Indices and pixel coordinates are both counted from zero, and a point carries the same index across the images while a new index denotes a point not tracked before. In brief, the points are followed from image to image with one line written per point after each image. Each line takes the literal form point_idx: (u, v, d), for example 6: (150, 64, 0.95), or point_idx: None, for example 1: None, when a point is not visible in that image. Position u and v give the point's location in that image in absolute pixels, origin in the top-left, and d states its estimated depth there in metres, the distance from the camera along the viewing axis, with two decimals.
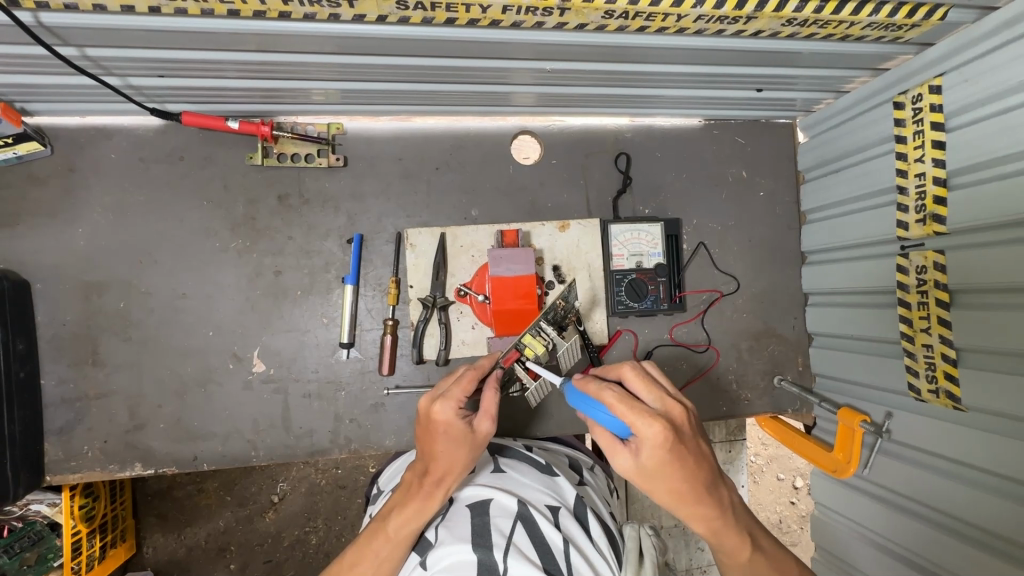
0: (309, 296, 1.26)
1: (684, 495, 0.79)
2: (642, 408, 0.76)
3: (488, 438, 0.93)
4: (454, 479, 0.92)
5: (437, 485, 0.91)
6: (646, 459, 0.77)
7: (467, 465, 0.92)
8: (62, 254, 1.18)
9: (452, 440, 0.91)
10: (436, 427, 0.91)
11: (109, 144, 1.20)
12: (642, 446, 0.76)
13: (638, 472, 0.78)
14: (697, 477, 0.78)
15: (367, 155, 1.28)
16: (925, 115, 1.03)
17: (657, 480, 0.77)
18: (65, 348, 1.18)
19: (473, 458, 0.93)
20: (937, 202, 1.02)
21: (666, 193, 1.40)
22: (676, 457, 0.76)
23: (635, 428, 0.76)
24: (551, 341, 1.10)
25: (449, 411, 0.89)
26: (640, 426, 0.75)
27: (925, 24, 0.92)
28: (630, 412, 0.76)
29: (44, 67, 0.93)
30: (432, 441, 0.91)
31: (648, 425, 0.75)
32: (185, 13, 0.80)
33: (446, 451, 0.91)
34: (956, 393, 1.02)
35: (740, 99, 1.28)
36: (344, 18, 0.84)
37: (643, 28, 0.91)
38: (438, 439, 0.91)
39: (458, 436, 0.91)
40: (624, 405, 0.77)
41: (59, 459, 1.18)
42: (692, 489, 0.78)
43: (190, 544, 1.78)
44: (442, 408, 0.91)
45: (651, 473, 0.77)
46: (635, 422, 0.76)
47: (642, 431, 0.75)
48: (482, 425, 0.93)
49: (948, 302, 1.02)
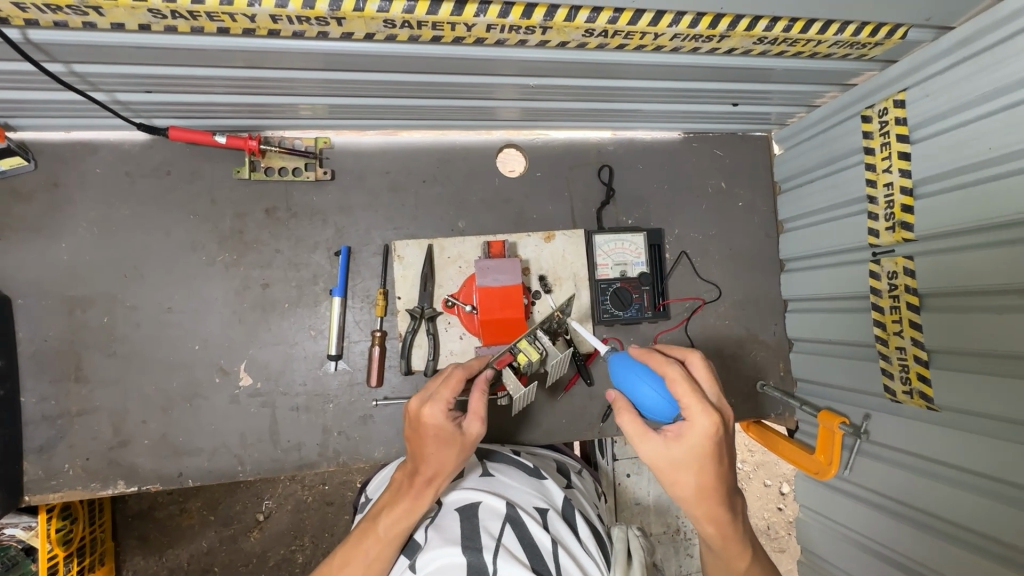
0: (296, 308, 1.26)
1: (706, 492, 0.82)
2: (701, 397, 0.80)
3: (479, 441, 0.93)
4: (444, 481, 0.93)
5: (428, 484, 0.92)
6: (686, 448, 0.80)
7: (456, 467, 0.93)
8: (45, 269, 1.17)
9: (440, 440, 0.91)
10: (427, 430, 0.91)
11: (94, 159, 1.20)
12: (688, 433, 0.80)
13: (671, 457, 0.81)
14: (723, 476, 0.83)
15: (354, 168, 1.30)
16: (891, 128, 1.08)
17: (687, 471, 0.81)
18: (46, 364, 1.17)
19: (461, 460, 0.93)
20: (905, 210, 1.07)
21: (649, 203, 1.44)
22: (716, 454, 0.80)
23: (688, 414, 0.80)
24: (544, 349, 1.09)
25: (439, 414, 0.89)
26: (695, 415, 0.79)
27: (888, 43, 0.98)
28: (690, 397, 0.80)
29: (31, 83, 0.93)
30: (421, 442, 0.92)
31: (704, 416, 0.79)
32: (174, 30, 0.81)
33: (435, 453, 0.91)
34: (929, 393, 1.06)
35: (716, 113, 1.32)
36: (332, 36, 0.86)
37: (622, 46, 0.95)
38: (428, 441, 0.91)
39: (448, 438, 0.91)
40: (686, 387, 0.81)
41: (39, 478, 1.15)
42: (715, 491, 0.82)
43: (172, 566, 1.74)
44: (433, 410, 0.90)
45: (680, 460, 0.80)
46: (692, 408, 0.80)
47: (695, 420, 0.79)
48: (473, 427, 0.93)
49: (918, 306, 1.06)
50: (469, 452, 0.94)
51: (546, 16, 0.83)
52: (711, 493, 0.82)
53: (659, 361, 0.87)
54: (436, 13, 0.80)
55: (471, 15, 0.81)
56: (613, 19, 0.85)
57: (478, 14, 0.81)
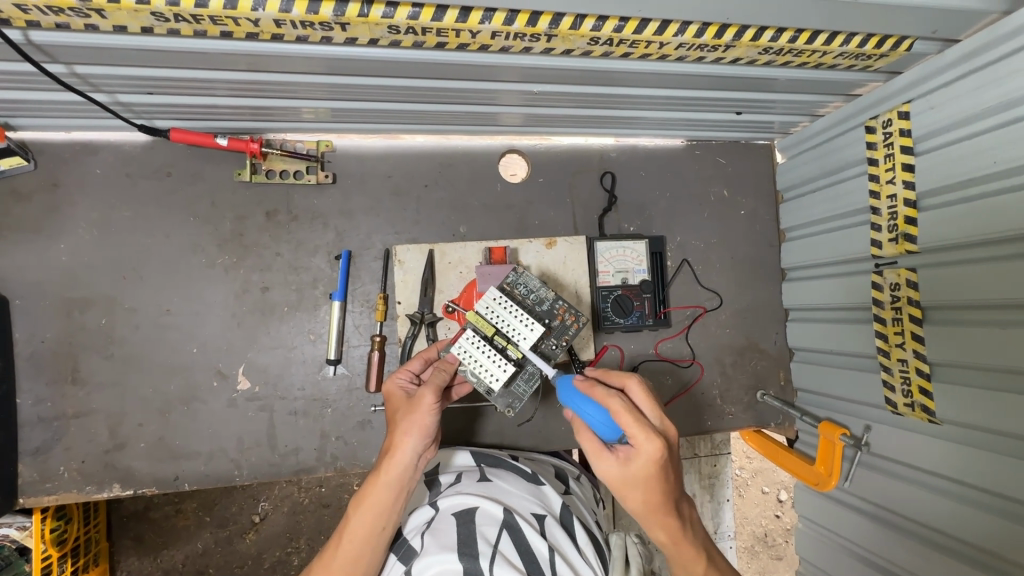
0: (296, 312, 1.25)
1: (656, 506, 0.83)
2: (645, 423, 0.81)
3: (426, 405, 0.93)
4: (400, 457, 0.93)
5: (385, 461, 0.92)
6: (631, 468, 0.81)
7: (409, 439, 0.93)
8: (44, 270, 1.16)
9: (399, 409, 0.99)
10: (395, 403, 1.02)
11: (95, 159, 1.19)
12: (632, 454, 0.81)
13: (618, 476, 0.83)
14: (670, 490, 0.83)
15: (356, 172, 1.29)
16: (895, 139, 1.08)
17: (633, 487, 0.82)
18: (43, 365, 1.16)
19: (416, 431, 0.94)
20: (908, 222, 1.07)
21: (651, 210, 1.44)
22: (662, 472, 0.81)
23: (633, 440, 0.81)
24: (490, 309, 1.04)
25: (393, 382, 1.05)
26: (641, 439, 0.80)
27: (893, 54, 0.97)
28: (633, 423, 0.80)
29: (33, 83, 0.93)
30: (391, 418, 1.01)
31: (648, 440, 0.80)
32: (178, 33, 0.81)
33: (395, 422, 0.97)
34: (931, 406, 1.05)
35: (720, 121, 1.32)
36: (336, 41, 0.85)
37: (627, 54, 0.95)
38: (394, 413, 1.00)
39: (406, 406, 0.98)
40: (629, 417, 0.81)
41: (34, 480, 1.14)
42: (663, 504, 0.83)
43: (166, 567, 1.73)
44: (398, 381, 1.05)
45: (627, 478, 0.82)
46: (637, 435, 0.80)
47: (640, 442, 0.80)
48: (422, 392, 0.96)
49: (921, 318, 1.06)
50: (422, 421, 0.94)
51: (552, 24, 0.82)
52: (660, 505, 0.83)
53: (601, 395, 0.86)
54: (441, 19, 0.80)
55: (476, 22, 0.81)
56: (619, 27, 0.85)
57: (483, 22, 0.81)
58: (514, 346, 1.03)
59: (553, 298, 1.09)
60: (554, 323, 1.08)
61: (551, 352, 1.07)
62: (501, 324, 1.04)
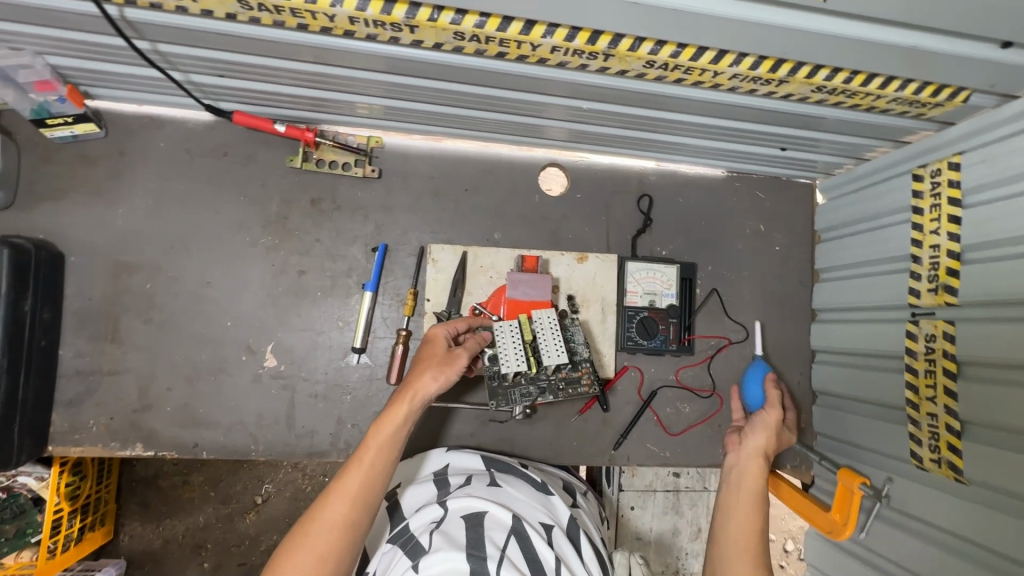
0: (328, 298, 1.29)
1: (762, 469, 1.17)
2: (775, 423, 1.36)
3: (462, 363, 1.09)
4: (422, 395, 1.05)
5: (408, 396, 1.03)
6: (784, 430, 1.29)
7: (435, 382, 1.06)
8: (100, 231, 1.23)
9: (430, 356, 1.10)
10: (427, 347, 1.12)
11: (160, 133, 1.25)
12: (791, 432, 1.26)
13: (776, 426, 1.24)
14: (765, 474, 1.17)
15: (401, 169, 1.33)
16: (943, 190, 1.07)
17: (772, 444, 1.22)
18: (87, 322, 1.21)
19: (443, 380, 1.07)
20: (950, 274, 1.05)
21: (685, 237, 1.44)
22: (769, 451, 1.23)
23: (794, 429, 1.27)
24: (540, 325, 1.19)
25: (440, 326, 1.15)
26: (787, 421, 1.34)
27: (948, 104, 0.97)
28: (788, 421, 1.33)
29: (119, 57, 0.99)
30: (419, 357, 1.11)
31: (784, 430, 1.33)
32: (259, 22, 0.86)
33: (424, 365, 1.08)
34: (959, 464, 1.02)
35: (763, 155, 1.33)
36: (403, 42, 0.89)
37: (681, 80, 0.96)
38: (424, 355, 1.11)
39: (436, 355, 1.10)
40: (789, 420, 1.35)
41: (64, 430, 1.19)
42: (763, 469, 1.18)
43: (167, 535, 1.77)
44: (440, 331, 1.15)
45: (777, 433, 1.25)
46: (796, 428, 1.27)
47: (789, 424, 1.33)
48: (461, 353, 1.11)
49: (955, 373, 1.03)
50: (451, 374, 1.08)
51: (610, 44, 0.85)
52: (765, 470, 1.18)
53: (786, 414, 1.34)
54: (506, 30, 0.83)
55: (538, 35, 0.84)
56: (676, 53, 0.87)
57: (545, 36, 0.84)
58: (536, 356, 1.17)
59: (587, 359, 1.25)
60: (572, 373, 1.23)
61: (553, 391, 1.21)
62: (541, 339, 1.18)
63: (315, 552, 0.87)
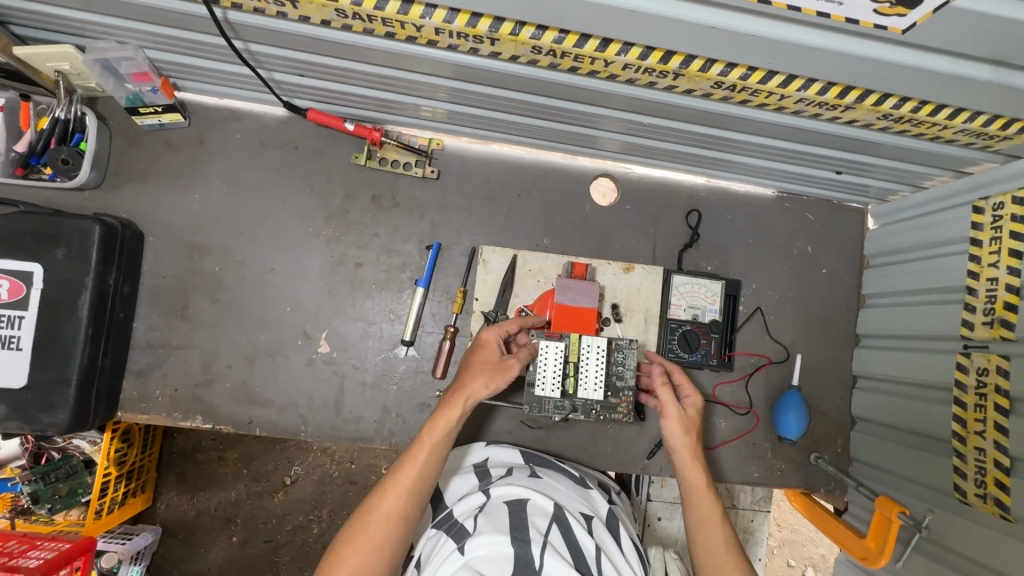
0: (382, 291, 1.34)
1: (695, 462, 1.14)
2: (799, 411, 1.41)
3: (514, 374, 1.11)
4: (473, 398, 1.07)
5: (460, 399, 1.05)
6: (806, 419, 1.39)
7: (487, 388, 1.08)
8: (177, 213, 1.31)
9: (483, 360, 1.12)
10: (481, 350, 1.14)
11: (238, 125, 1.33)
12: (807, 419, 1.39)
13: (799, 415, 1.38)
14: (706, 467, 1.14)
15: (458, 172, 1.38)
16: (1004, 224, 1.06)
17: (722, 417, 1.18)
18: (160, 298, 1.29)
19: (493, 387, 1.09)
20: (1007, 307, 1.05)
21: (731, 254, 1.45)
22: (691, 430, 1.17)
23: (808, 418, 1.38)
24: (586, 349, 1.22)
25: (495, 330, 1.16)
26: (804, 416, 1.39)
27: (1018, 138, 0.97)
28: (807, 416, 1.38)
29: (214, 53, 1.07)
30: (472, 359, 1.13)
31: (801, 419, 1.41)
32: (350, 29, 0.92)
33: (477, 369, 1.10)
34: (1005, 501, 1.01)
35: (816, 178, 1.33)
36: (480, 53, 0.94)
37: (746, 101, 0.98)
38: (478, 359, 1.13)
39: (490, 360, 1.12)
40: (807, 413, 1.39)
41: (132, 398, 1.27)
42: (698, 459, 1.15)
43: (200, 508, 1.85)
44: (495, 335, 1.16)
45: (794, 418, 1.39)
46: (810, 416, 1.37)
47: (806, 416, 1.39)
48: (513, 362, 1.13)
49: (1007, 409, 1.02)
50: (501, 383, 1.10)
51: (682, 64, 0.88)
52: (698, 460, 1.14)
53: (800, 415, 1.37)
54: (582, 47, 0.87)
55: (613, 53, 0.87)
56: (745, 76, 0.89)
57: (619, 54, 0.88)
58: (574, 382, 1.21)
59: (630, 388, 1.24)
60: (610, 398, 1.24)
61: (587, 412, 1.23)
62: (583, 366, 1.22)
63: (372, 542, 0.93)
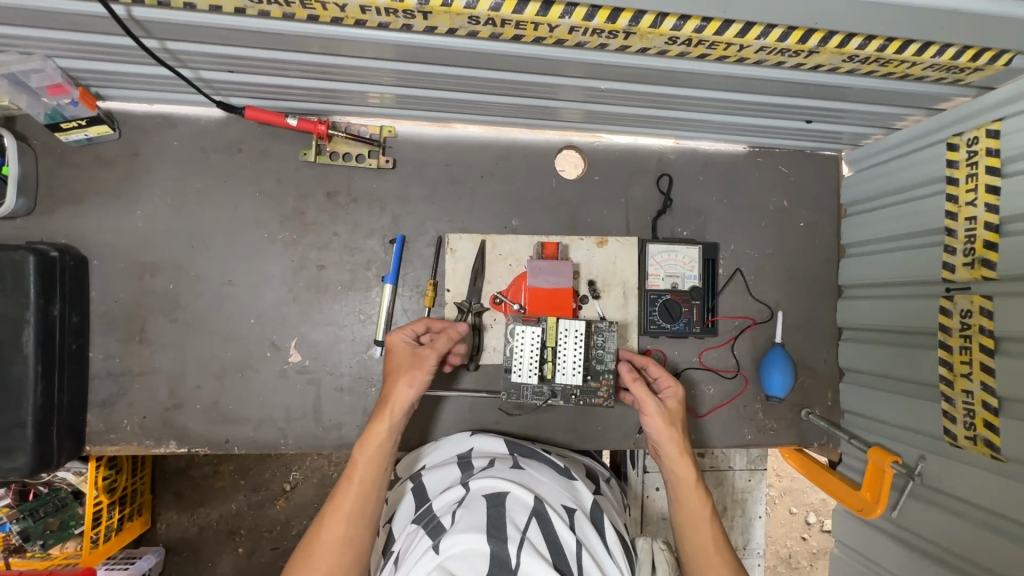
0: (348, 292, 1.29)
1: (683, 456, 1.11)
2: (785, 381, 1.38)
3: (430, 365, 1.08)
4: (399, 405, 1.06)
5: (387, 410, 1.05)
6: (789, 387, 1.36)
7: (409, 389, 1.07)
8: (121, 233, 1.23)
9: (399, 364, 1.10)
10: (393, 357, 1.12)
11: (173, 132, 1.25)
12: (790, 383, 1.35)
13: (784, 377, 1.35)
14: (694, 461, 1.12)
15: (415, 158, 1.31)
16: (980, 159, 1.03)
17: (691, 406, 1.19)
18: (114, 323, 1.23)
19: (415, 386, 1.07)
20: (987, 246, 1.02)
21: (706, 216, 1.41)
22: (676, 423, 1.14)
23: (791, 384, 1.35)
24: (564, 332, 1.18)
25: (404, 333, 1.14)
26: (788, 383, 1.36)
27: (989, 68, 0.92)
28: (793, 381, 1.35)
29: (128, 57, 0.98)
30: (390, 368, 1.11)
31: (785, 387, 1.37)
32: (267, 15, 0.84)
33: (397, 375, 1.09)
34: (996, 441, 1.00)
35: (787, 129, 1.28)
36: (415, 29, 0.86)
37: (704, 55, 0.92)
38: (395, 366, 1.11)
39: (406, 362, 1.10)
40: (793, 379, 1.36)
41: (100, 430, 1.22)
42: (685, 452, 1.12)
43: (202, 523, 1.82)
44: (401, 337, 1.14)
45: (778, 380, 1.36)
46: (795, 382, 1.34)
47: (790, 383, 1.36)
48: (429, 353, 1.10)
49: (993, 349, 1.01)
50: (422, 379, 1.08)
51: (631, 21, 0.81)
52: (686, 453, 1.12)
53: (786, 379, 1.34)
54: (522, 12, 0.80)
55: (556, 16, 0.81)
56: (700, 28, 0.83)
57: (563, 16, 0.81)
58: (553, 367, 1.17)
59: (611, 371, 1.20)
60: (590, 382, 1.20)
61: (567, 396, 1.20)
62: (562, 351, 1.17)
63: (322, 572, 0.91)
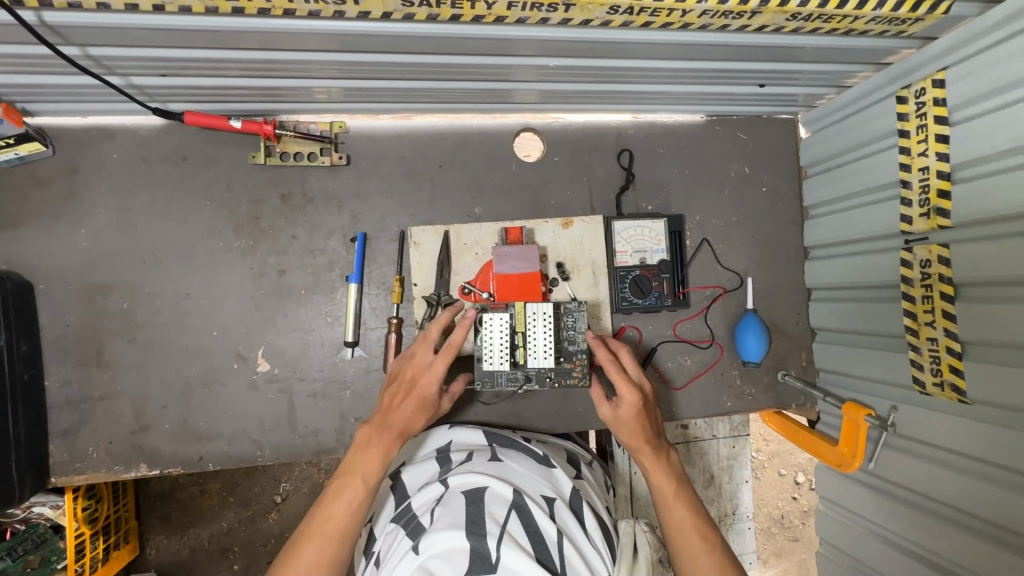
0: (313, 295, 1.26)
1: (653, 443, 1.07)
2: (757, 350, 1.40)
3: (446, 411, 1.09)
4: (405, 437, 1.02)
5: (391, 437, 1.00)
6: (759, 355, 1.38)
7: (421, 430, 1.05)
8: (66, 254, 1.18)
9: (416, 400, 1.04)
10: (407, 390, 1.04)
11: (111, 144, 1.19)
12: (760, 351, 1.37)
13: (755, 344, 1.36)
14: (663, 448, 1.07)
15: (369, 153, 1.28)
16: (928, 110, 1.03)
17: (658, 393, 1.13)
18: (69, 349, 1.18)
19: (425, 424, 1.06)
20: (941, 196, 1.03)
21: (670, 189, 1.40)
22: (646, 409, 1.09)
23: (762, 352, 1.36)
24: (533, 316, 1.16)
25: (423, 368, 1.05)
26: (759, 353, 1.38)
27: (929, 18, 0.92)
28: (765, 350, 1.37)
29: (48, 66, 0.93)
30: (403, 399, 1.04)
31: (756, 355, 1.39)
32: (189, 11, 0.80)
33: (410, 411, 1.03)
34: (962, 385, 1.02)
35: (741, 95, 1.28)
36: (349, 15, 0.83)
37: (648, 23, 0.91)
38: (406, 399, 1.04)
39: (422, 401, 1.05)
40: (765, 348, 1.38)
41: (65, 460, 1.17)
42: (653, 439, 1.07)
43: (193, 544, 1.78)
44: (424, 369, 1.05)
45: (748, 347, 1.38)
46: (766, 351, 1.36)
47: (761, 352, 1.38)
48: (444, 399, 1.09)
49: (953, 296, 1.02)
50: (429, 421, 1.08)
51: None
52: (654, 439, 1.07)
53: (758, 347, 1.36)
54: None
55: None
56: None
57: None
58: (524, 352, 1.16)
59: (583, 351, 1.20)
60: (563, 363, 1.20)
61: (541, 380, 1.19)
62: (532, 334, 1.16)
63: None
